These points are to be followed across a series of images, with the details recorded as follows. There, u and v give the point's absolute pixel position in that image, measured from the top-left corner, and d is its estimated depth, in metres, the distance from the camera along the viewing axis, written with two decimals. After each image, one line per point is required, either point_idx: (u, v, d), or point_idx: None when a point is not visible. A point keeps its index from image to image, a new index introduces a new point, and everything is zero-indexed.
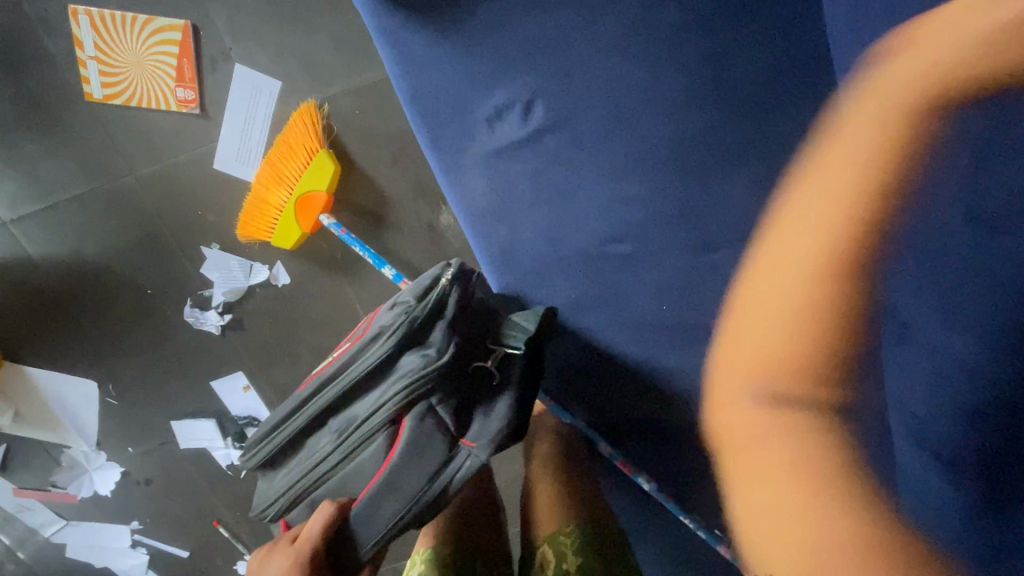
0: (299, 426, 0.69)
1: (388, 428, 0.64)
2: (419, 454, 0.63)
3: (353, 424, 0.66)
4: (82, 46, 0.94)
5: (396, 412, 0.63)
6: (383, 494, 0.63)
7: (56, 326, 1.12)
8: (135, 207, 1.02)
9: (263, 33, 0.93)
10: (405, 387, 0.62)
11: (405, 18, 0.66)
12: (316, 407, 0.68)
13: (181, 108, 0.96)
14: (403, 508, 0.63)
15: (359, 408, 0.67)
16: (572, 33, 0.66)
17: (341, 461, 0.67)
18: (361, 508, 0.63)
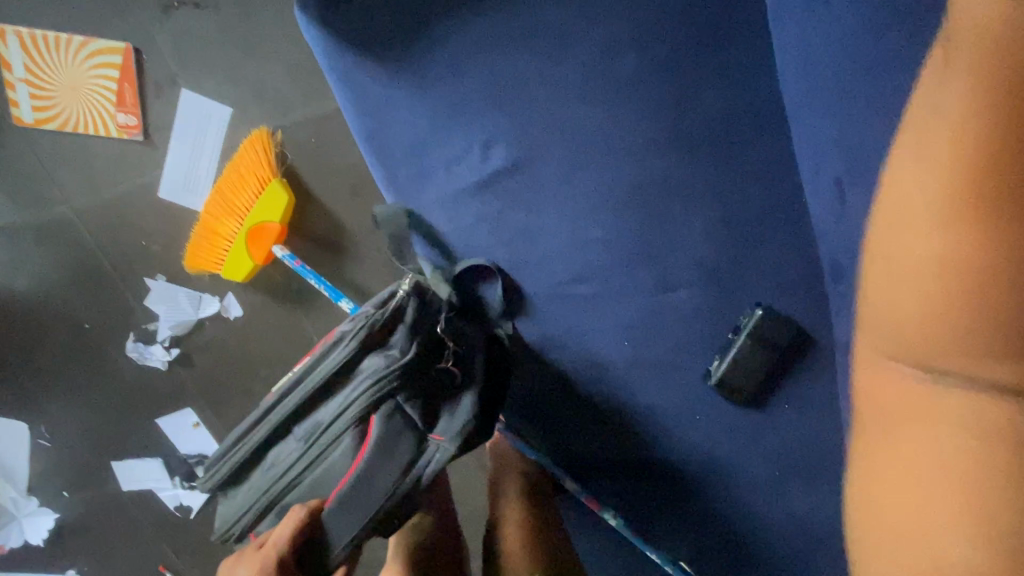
0: (261, 438, 0.63)
1: (355, 429, 0.61)
2: (389, 454, 0.60)
3: (316, 432, 0.62)
4: (10, 68, 0.87)
5: (365, 412, 0.60)
6: (349, 503, 0.58)
7: None
8: (70, 237, 0.95)
9: (213, 59, 0.89)
10: (373, 387, 0.59)
11: (359, 57, 0.64)
12: (273, 420, 0.63)
13: (122, 134, 0.90)
14: (364, 516, 0.59)
15: (323, 414, 0.63)
16: (532, 75, 0.65)
17: (300, 475, 0.62)
18: (334, 507, 0.58)
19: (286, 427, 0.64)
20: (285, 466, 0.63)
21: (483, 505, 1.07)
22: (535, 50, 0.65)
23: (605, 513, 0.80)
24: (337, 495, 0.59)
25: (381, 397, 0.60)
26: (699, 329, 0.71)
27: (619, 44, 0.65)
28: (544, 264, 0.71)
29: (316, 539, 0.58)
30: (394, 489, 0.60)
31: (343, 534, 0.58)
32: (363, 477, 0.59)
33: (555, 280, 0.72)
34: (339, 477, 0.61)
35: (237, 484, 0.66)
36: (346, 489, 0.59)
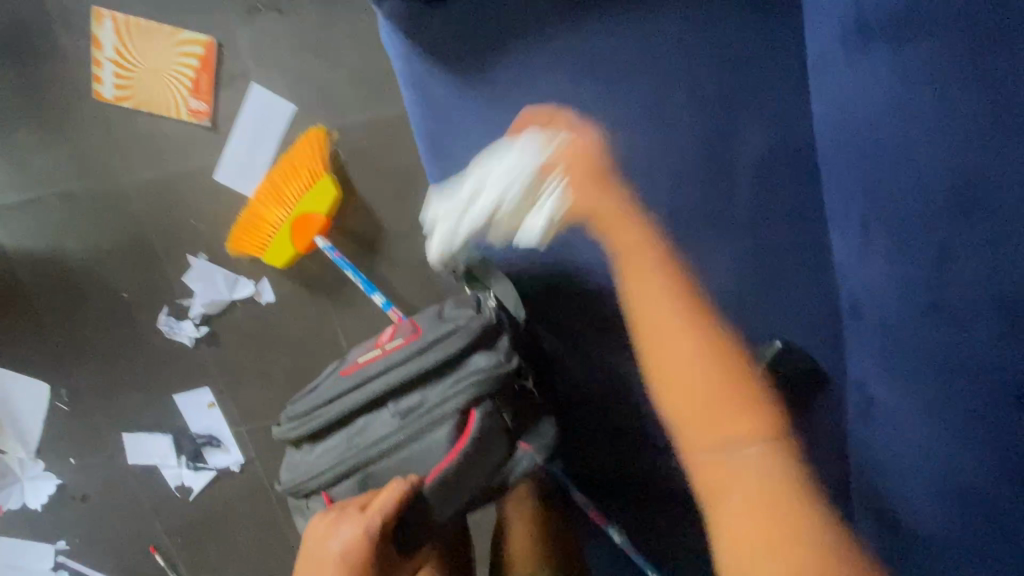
0: (357, 404, 0.65)
1: (456, 419, 0.63)
2: (485, 450, 0.63)
3: (416, 412, 0.64)
4: (100, 47, 0.94)
5: (468, 405, 0.63)
6: (448, 488, 0.61)
7: (17, 321, 1.07)
8: (125, 209, 1.00)
9: (285, 60, 0.96)
10: (480, 384, 0.62)
11: (431, 65, 0.70)
12: (372, 392, 0.64)
13: (191, 118, 0.96)
14: (449, 498, 0.61)
15: (419, 396, 0.65)
16: (587, 98, 0.71)
17: (392, 449, 0.64)
18: (434, 488, 0.60)
19: (383, 398, 0.65)
20: (377, 436, 0.64)
21: (483, 518, 1.07)
22: (589, 79, 0.71)
23: (609, 529, 0.79)
24: (435, 475, 0.61)
25: (485, 394, 0.63)
26: None
27: (670, 78, 0.71)
28: (577, 274, 0.74)
29: (413, 511, 0.60)
30: (485, 479, 0.64)
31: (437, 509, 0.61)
32: (464, 467, 0.61)
33: (581, 291, 0.75)
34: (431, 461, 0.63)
35: (319, 441, 0.68)
36: (444, 473, 0.61)
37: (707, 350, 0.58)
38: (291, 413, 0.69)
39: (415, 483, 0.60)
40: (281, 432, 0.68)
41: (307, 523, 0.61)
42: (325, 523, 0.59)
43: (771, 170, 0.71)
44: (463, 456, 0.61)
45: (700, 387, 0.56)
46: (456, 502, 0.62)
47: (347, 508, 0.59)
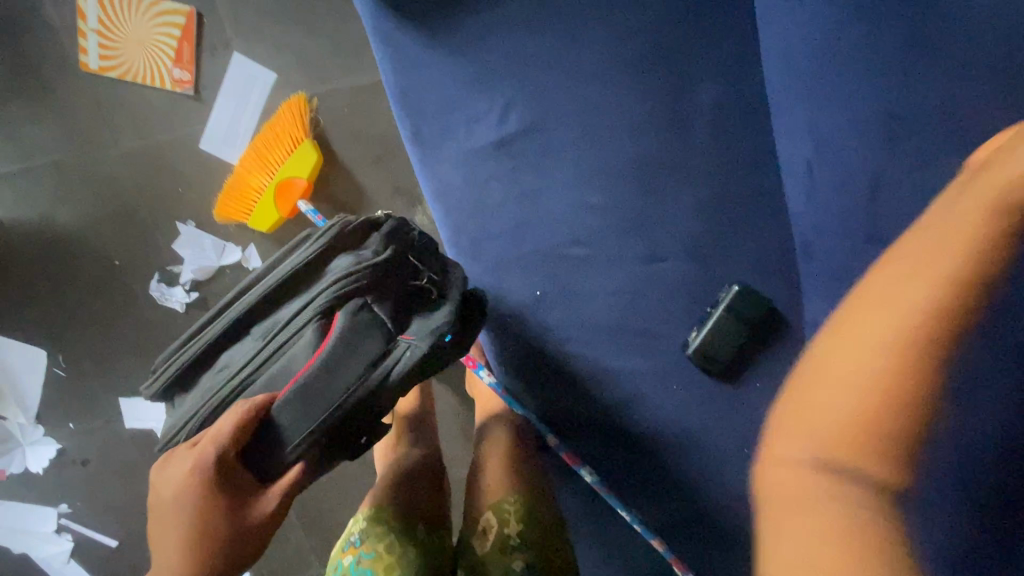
0: (215, 333, 0.67)
1: (319, 322, 0.62)
2: (354, 349, 0.61)
3: (276, 329, 0.64)
4: (84, 18, 0.97)
5: (330, 306, 0.62)
6: (295, 403, 0.60)
7: (14, 290, 1.11)
8: (115, 179, 1.04)
9: (266, 29, 0.99)
10: (341, 280, 0.62)
11: (401, 24, 0.74)
12: (230, 317, 0.66)
13: (174, 87, 0.99)
14: (304, 417, 0.60)
15: (281, 314, 0.66)
16: (550, 54, 0.75)
17: (256, 372, 0.64)
18: (291, 395, 0.60)
19: (250, 324, 0.68)
20: (242, 363, 0.65)
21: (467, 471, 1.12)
22: (550, 35, 0.75)
23: (581, 470, 0.85)
24: (292, 387, 0.60)
25: (347, 292, 0.62)
26: (682, 297, 0.79)
27: (628, 36, 0.76)
28: (546, 224, 0.78)
29: (268, 429, 0.61)
30: (348, 392, 0.61)
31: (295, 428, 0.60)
32: (320, 374, 0.60)
33: (549, 239, 0.79)
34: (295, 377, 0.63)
35: (188, 388, 0.69)
36: (298, 387, 0.60)
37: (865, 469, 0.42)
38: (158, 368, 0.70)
39: (263, 402, 0.60)
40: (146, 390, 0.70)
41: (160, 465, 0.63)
42: (160, 465, 0.61)
43: (725, 122, 0.76)
44: (310, 368, 0.60)
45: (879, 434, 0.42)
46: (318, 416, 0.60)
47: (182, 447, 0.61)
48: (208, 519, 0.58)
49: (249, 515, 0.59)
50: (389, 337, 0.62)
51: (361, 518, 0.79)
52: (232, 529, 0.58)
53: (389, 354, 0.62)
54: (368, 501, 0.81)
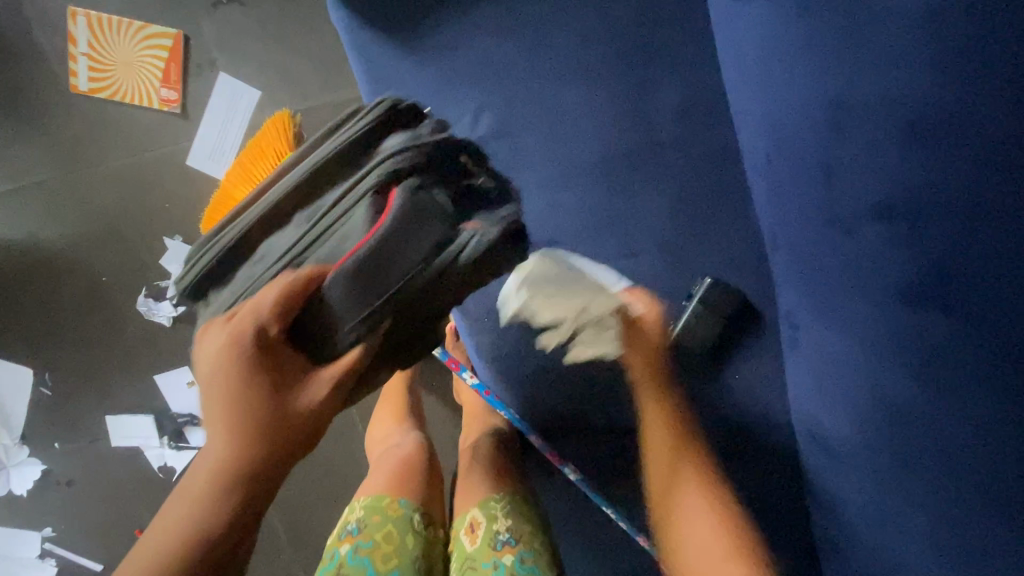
0: (244, 219, 0.49)
1: (372, 197, 0.46)
2: (415, 224, 0.46)
3: (321, 210, 0.48)
4: (74, 42, 0.98)
5: (382, 185, 0.47)
6: (361, 288, 0.46)
7: (2, 308, 1.11)
8: (104, 198, 1.06)
9: (250, 50, 1.02)
10: (403, 155, 0.47)
11: (375, 36, 0.77)
12: (265, 200, 0.50)
13: (162, 107, 1.02)
14: (341, 304, 0.46)
15: (327, 196, 0.49)
16: (517, 61, 0.78)
17: (297, 260, 0.47)
18: (342, 273, 0.45)
19: (294, 211, 0.50)
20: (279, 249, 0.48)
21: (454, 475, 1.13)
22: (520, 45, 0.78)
23: (564, 467, 0.85)
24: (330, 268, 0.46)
25: (405, 167, 0.47)
26: (656, 291, 0.80)
27: (592, 40, 0.79)
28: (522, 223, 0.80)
29: (314, 312, 0.47)
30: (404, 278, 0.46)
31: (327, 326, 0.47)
32: (377, 258, 0.46)
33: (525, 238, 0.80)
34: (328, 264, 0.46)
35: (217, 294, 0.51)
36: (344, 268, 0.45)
37: (702, 503, 0.66)
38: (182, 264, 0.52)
39: (319, 271, 0.46)
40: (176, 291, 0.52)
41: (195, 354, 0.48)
42: (196, 342, 0.48)
43: (688, 121, 0.79)
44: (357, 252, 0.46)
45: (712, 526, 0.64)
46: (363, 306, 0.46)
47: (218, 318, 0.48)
48: (248, 421, 0.45)
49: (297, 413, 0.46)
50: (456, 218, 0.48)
51: (357, 509, 0.78)
52: (257, 430, 0.45)
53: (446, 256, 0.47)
54: (362, 491, 0.82)
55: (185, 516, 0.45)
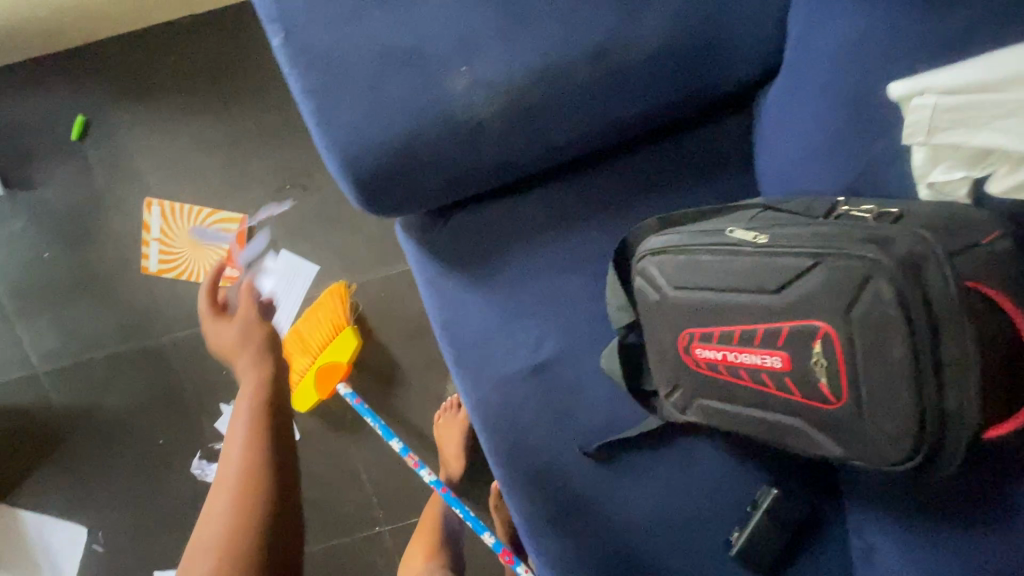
0: (715, 283, 0.57)
1: (891, 276, 0.45)
2: (877, 322, 0.46)
3: (756, 262, 0.53)
4: (147, 229, 1.03)
5: (869, 259, 0.46)
6: (792, 382, 0.53)
7: (53, 472, 1.09)
8: (164, 366, 1.08)
9: (310, 229, 1.05)
10: (916, 229, 0.46)
11: (443, 267, 0.77)
12: (698, 254, 0.59)
13: (225, 284, 1.05)
14: (733, 298, 0.56)
15: (757, 270, 0.53)
16: (582, 290, 0.76)
17: (927, 327, 0.44)
18: (1007, 341, 0.45)
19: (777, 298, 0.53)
20: (760, 327, 0.54)
21: None
22: (592, 275, 0.75)
23: None
24: (796, 317, 0.51)
25: (854, 227, 0.49)
26: (726, 493, 0.81)
27: None
28: (584, 434, 0.80)
29: None
30: (799, 275, 0.50)
31: (689, 288, 0.60)
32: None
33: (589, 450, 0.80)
34: (733, 349, 0.58)
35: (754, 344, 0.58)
36: (761, 312, 0.53)
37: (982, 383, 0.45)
38: (641, 273, 0.66)
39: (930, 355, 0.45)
40: (618, 311, 0.73)
41: (737, 372, 0.58)
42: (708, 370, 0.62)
43: None
44: (744, 241, 0.55)
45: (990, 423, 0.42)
46: (755, 291, 0.54)
47: (741, 351, 0.57)
48: (249, 477, 0.61)
49: (245, 473, 0.61)
50: (874, 241, 0.47)
51: None
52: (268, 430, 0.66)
53: (939, 320, 0.44)
54: None
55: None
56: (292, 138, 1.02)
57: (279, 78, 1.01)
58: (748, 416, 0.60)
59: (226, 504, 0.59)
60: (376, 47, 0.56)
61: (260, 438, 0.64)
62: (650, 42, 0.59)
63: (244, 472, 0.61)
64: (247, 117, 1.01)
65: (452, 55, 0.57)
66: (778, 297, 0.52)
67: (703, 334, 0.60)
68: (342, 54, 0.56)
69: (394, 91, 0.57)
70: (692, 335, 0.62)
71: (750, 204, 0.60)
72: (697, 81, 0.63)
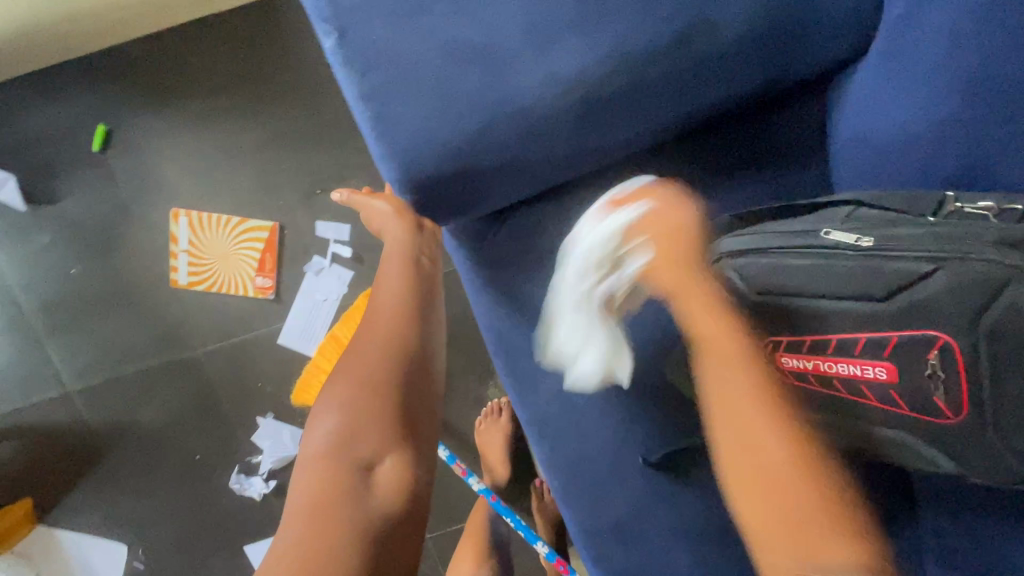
0: (808, 289, 0.53)
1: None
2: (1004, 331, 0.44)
3: (865, 265, 0.49)
4: (176, 241, 0.99)
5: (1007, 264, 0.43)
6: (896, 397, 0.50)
7: (90, 491, 1.07)
8: (198, 379, 1.05)
9: (343, 234, 1.02)
10: None
11: (494, 275, 0.73)
12: (784, 258, 0.55)
13: (257, 294, 1.02)
14: (831, 304, 0.52)
15: (862, 276, 0.50)
16: (642, 294, 0.73)
17: None
18: None
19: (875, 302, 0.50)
20: (860, 336, 0.51)
21: None
22: None
23: None
24: (912, 327, 0.48)
25: (979, 229, 0.45)
26: None
27: None
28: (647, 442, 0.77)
29: None
30: (919, 281, 0.47)
31: (775, 291, 0.56)
32: None
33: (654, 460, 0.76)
34: (826, 359, 0.53)
35: None
36: (865, 320, 0.50)
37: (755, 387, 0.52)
38: None
39: None
40: None
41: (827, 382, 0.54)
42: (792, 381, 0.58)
43: None
44: (846, 242, 0.51)
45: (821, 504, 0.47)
46: (860, 297, 0.50)
47: (835, 364, 0.53)
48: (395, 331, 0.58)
49: (394, 306, 0.61)
50: (1006, 244, 0.44)
51: None
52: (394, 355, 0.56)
53: None
54: None
55: (373, 427, 0.51)
56: (322, 141, 0.98)
57: (306, 78, 0.97)
58: (833, 428, 0.57)
59: (378, 351, 0.56)
60: (440, 41, 0.52)
61: (397, 312, 0.60)
62: (734, 28, 0.55)
63: (397, 298, 0.62)
64: (275, 120, 0.97)
65: (520, 53, 0.53)
66: (889, 305, 0.49)
67: (794, 341, 0.55)
68: (401, 52, 0.52)
69: (457, 93, 0.53)
70: (777, 343, 0.57)
71: (836, 201, 0.56)
72: (772, 71, 0.59)
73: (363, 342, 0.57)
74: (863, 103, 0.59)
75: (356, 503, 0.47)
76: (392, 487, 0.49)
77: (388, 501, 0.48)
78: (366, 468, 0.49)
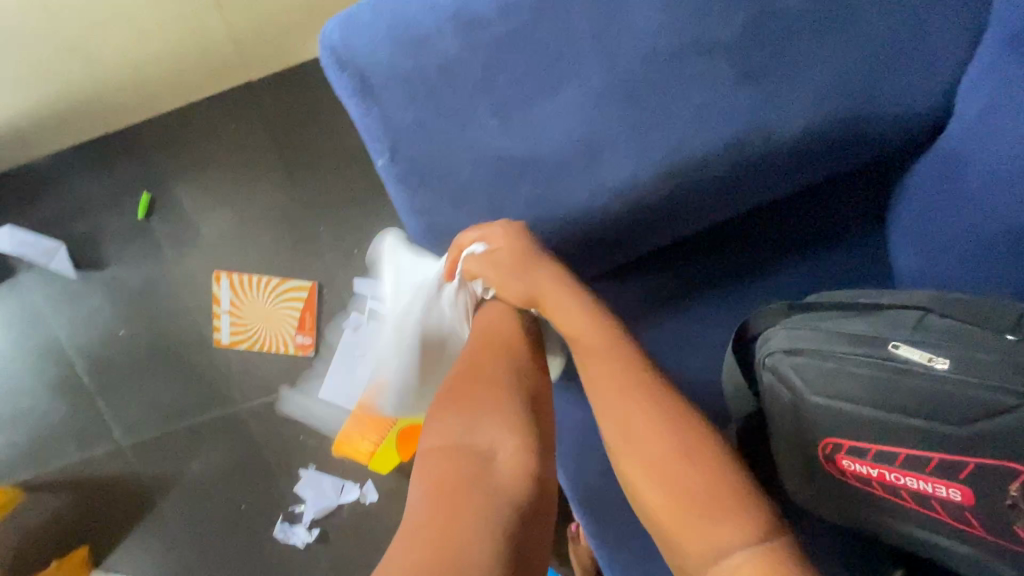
0: (874, 399, 0.53)
1: None
2: None
3: (935, 388, 0.50)
4: (218, 302, 1.01)
5: None
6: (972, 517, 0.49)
7: (136, 545, 1.08)
8: (241, 433, 1.06)
9: (380, 289, 1.02)
10: None
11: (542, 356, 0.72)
12: (849, 365, 0.54)
13: (298, 351, 1.03)
14: (897, 420, 0.52)
15: (930, 398, 0.50)
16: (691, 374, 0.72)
17: None
18: None
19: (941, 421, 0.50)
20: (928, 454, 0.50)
21: None
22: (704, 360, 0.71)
23: None
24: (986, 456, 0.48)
25: None
26: None
27: None
28: None
29: None
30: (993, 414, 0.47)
31: (838, 397, 0.55)
32: None
33: None
34: (896, 469, 0.52)
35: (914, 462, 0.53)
36: (935, 440, 0.50)
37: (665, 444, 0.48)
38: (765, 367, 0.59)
39: None
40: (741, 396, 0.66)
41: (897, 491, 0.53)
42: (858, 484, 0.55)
43: None
44: (918, 364, 0.51)
45: (699, 494, 0.45)
46: (931, 418, 0.50)
47: (907, 476, 0.52)
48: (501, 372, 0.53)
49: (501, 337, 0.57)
50: None
51: None
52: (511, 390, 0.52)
53: None
54: None
55: (494, 426, 0.48)
56: (358, 203, 1.01)
57: (342, 143, 1.01)
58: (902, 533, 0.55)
59: (495, 392, 0.51)
60: (487, 159, 0.53)
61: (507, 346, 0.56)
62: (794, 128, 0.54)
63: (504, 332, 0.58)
64: (313, 185, 1.00)
65: (570, 165, 0.53)
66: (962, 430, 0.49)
67: (861, 447, 0.54)
68: (453, 170, 0.53)
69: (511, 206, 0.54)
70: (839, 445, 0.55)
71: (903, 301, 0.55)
72: (824, 165, 0.57)
73: (474, 378, 0.53)
74: (935, 194, 0.59)
75: (484, 487, 0.44)
76: (517, 474, 0.46)
77: (516, 486, 0.45)
78: (486, 454, 0.47)
